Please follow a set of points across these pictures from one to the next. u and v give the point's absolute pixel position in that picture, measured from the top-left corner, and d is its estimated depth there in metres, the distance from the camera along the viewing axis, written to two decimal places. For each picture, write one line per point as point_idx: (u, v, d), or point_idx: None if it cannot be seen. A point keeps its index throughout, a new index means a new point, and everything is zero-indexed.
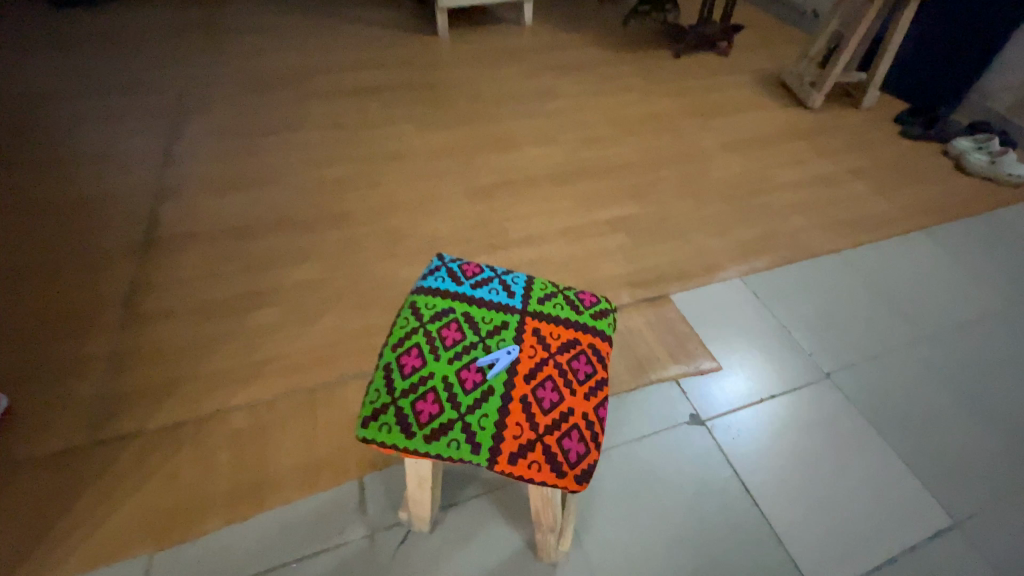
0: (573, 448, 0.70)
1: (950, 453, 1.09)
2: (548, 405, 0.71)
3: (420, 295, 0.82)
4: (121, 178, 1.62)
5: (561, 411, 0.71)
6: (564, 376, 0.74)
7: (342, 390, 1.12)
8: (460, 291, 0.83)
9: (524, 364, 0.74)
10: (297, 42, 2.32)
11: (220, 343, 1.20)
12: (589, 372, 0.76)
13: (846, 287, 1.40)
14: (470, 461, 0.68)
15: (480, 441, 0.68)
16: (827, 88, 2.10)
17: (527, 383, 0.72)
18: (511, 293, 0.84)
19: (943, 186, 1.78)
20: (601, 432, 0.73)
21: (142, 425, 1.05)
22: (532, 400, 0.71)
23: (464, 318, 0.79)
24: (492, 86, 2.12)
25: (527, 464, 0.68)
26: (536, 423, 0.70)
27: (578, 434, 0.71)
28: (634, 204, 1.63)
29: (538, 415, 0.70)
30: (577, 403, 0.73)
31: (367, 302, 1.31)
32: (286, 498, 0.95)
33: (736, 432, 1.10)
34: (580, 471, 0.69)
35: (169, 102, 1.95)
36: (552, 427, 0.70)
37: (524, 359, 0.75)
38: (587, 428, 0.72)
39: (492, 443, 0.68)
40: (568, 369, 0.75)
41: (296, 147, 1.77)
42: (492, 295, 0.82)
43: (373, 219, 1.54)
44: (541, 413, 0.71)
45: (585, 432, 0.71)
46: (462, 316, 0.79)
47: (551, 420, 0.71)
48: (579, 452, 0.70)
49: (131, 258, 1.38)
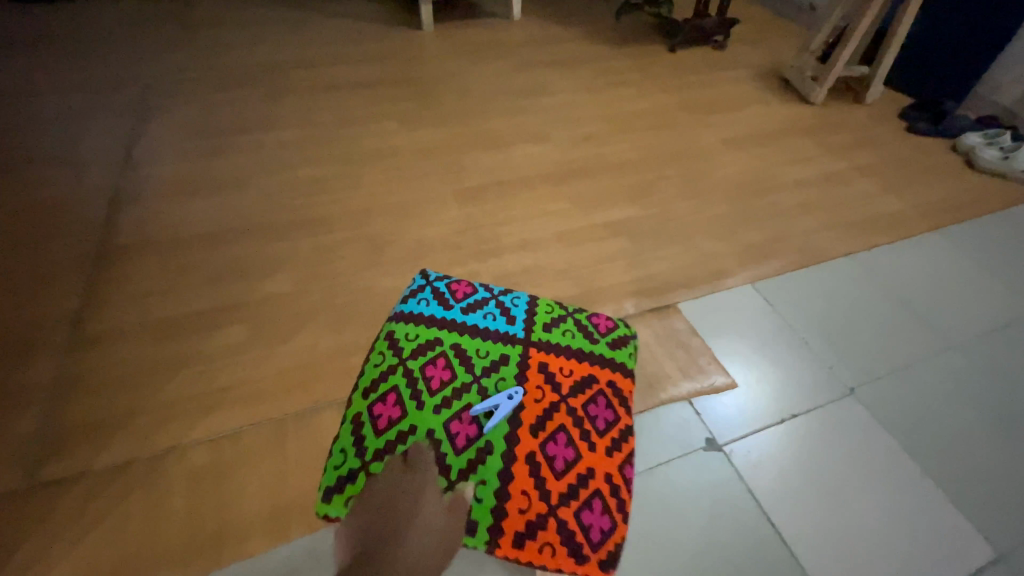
0: (590, 517, 0.78)
1: (988, 476, 1.01)
2: (562, 468, 0.80)
3: (415, 333, 0.91)
4: (77, 181, 1.48)
5: (576, 474, 0.80)
6: (575, 437, 0.83)
7: (315, 421, 1.02)
8: (454, 331, 0.92)
9: (530, 416, 0.84)
10: (274, 36, 2.19)
11: (180, 368, 1.09)
12: (599, 432, 0.85)
13: (864, 292, 1.32)
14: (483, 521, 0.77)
15: (483, 497, 0.78)
16: (829, 83, 2.02)
17: (539, 443, 0.81)
18: (508, 327, 0.94)
19: (955, 184, 1.70)
20: (615, 497, 0.81)
21: (88, 466, 0.94)
22: (546, 462, 0.80)
23: (455, 362, 0.88)
24: (481, 81, 2.01)
25: (542, 530, 0.77)
26: (552, 485, 0.79)
27: (595, 501, 0.79)
28: (633, 205, 1.52)
29: (553, 478, 0.79)
30: (589, 466, 0.81)
31: (346, 317, 1.20)
32: (251, 549, 0.87)
33: (756, 457, 1.01)
34: (596, 537, 0.77)
35: (133, 98, 1.81)
36: (566, 493, 0.78)
37: (528, 411, 0.84)
38: (603, 494, 0.80)
39: (501, 501, 0.77)
40: (578, 429, 0.84)
41: (270, 146, 1.65)
42: (485, 334, 0.92)
43: (353, 225, 1.42)
44: (556, 476, 0.79)
45: (602, 500, 0.79)
46: (453, 359, 0.88)
47: (566, 483, 0.79)
48: (596, 522, 0.78)
49: (83, 271, 1.26)
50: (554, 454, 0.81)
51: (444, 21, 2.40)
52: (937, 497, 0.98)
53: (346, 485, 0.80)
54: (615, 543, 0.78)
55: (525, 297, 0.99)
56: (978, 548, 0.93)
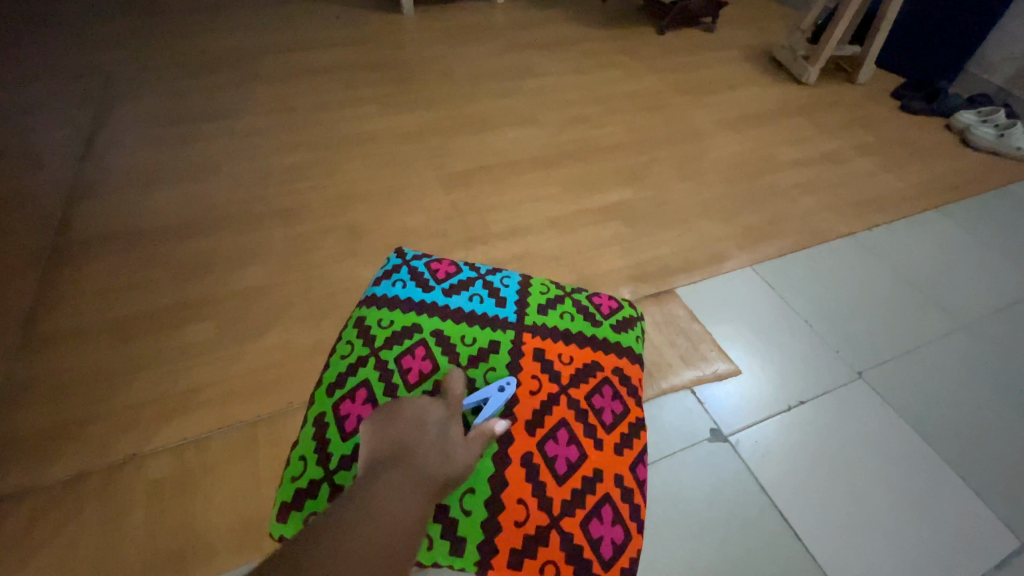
0: (597, 527, 0.71)
1: (1004, 462, 0.97)
2: (563, 472, 0.74)
3: (393, 319, 0.86)
4: (29, 174, 1.38)
5: (578, 477, 0.74)
6: (577, 434, 0.77)
7: (289, 424, 0.95)
8: (435, 314, 0.87)
9: (524, 413, 0.78)
10: (246, 21, 2.09)
11: (140, 369, 1.01)
12: (602, 426, 0.79)
13: (868, 272, 1.27)
14: (477, 535, 0.70)
15: (473, 507, 0.71)
16: (821, 62, 1.97)
17: (535, 444, 0.76)
18: (496, 309, 0.89)
19: (953, 162, 1.66)
20: (625, 501, 0.74)
21: (34, 480, 0.86)
22: (545, 466, 0.74)
23: (435, 347, 0.83)
24: (465, 64, 1.93)
25: (548, 545, 0.70)
26: (553, 493, 0.72)
27: (601, 507, 0.73)
28: (625, 188, 1.46)
29: (554, 484, 0.73)
30: (594, 466, 0.75)
31: (326, 311, 1.13)
32: (219, 563, 0.79)
33: (764, 449, 0.95)
34: (608, 550, 0.71)
35: (94, 87, 1.71)
36: (569, 501, 0.72)
37: (522, 407, 0.78)
38: (611, 497, 0.74)
39: (494, 512, 0.71)
40: (581, 423, 0.79)
41: (242, 134, 1.56)
42: (471, 314, 0.87)
43: (331, 214, 1.34)
44: (557, 483, 0.73)
45: (611, 505, 0.73)
46: (433, 344, 0.83)
47: (568, 489, 0.73)
48: (606, 533, 0.71)
49: (35, 268, 1.17)
50: (554, 455, 0.75)
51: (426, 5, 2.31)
52: (953, 485, 0.93)
53: (305, 500, 0.72)
54: (626, 557, 0.71)
55: (515, 278, 0.94)
56: (997, 540, 0.88)
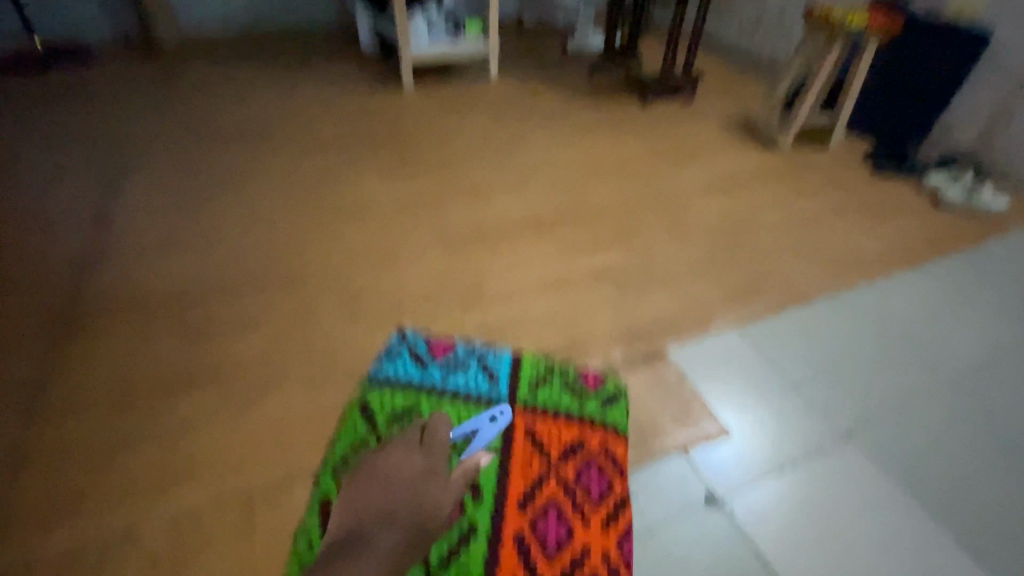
0: None
1: (996, 524, 0.98)
2: (554, 546, 0.91)
3: (401, 400, 1.10)
4: (47, 248, 1.47)
5: (566, 550, 0.91)
6: (563, 510, 0.95)
7: (286, 494, 0.97)
8: (438, 396, 1.11)
9: (516, 494, 0.97)
10: (257, 97, 2.25)
11: (143, 438, 1.04)
12: (585, 499, 0.96)
13: (852, 330, 1.32)
14: None
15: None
16: (795, 129, 2.10)
17: (527, 522, 0.94)
18: (489, 391, 1.12)
19: (926, 221, 1.75)
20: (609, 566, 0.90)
21: (40, 555, 0.89)
22: (536, 541, 0.91)
23: None
24: (461, 135, 2.06)
25: None
26: (546, 564, 0.89)
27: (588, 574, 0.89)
28: (614, 250, 1.53)
29: (545, 558, 0.90)
30: (580, 539, 0.92)
31: (322, 375, 1.16)
32: None
33: (756, 515, 0.96)
34: None
35: (111, 159, 1.82)
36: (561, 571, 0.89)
37: (514, 488, 0.98)
38: (597, 566, 0.89)
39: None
40: (566, 499, 0.96)
41: (249, 202, 1.64)
42: (468, 396, 1.11)
43: (333, 279, 1.39)
44: (548, 556, 0.90)
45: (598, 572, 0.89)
46: None
47: (558, 561, 0.90)
48: None
49: (49, 338, 1.23)
50: (543, 532, 0.93)
51: (424, 82, 2.49)
52: (946, 548, 0.95)
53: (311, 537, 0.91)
54: None
55: (504, 361, 1.18)
56: None
